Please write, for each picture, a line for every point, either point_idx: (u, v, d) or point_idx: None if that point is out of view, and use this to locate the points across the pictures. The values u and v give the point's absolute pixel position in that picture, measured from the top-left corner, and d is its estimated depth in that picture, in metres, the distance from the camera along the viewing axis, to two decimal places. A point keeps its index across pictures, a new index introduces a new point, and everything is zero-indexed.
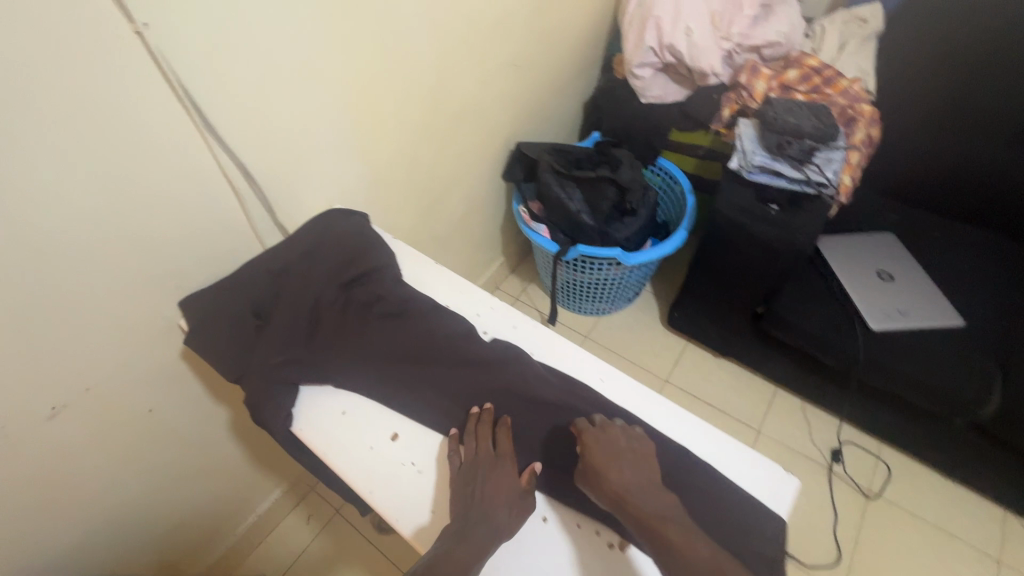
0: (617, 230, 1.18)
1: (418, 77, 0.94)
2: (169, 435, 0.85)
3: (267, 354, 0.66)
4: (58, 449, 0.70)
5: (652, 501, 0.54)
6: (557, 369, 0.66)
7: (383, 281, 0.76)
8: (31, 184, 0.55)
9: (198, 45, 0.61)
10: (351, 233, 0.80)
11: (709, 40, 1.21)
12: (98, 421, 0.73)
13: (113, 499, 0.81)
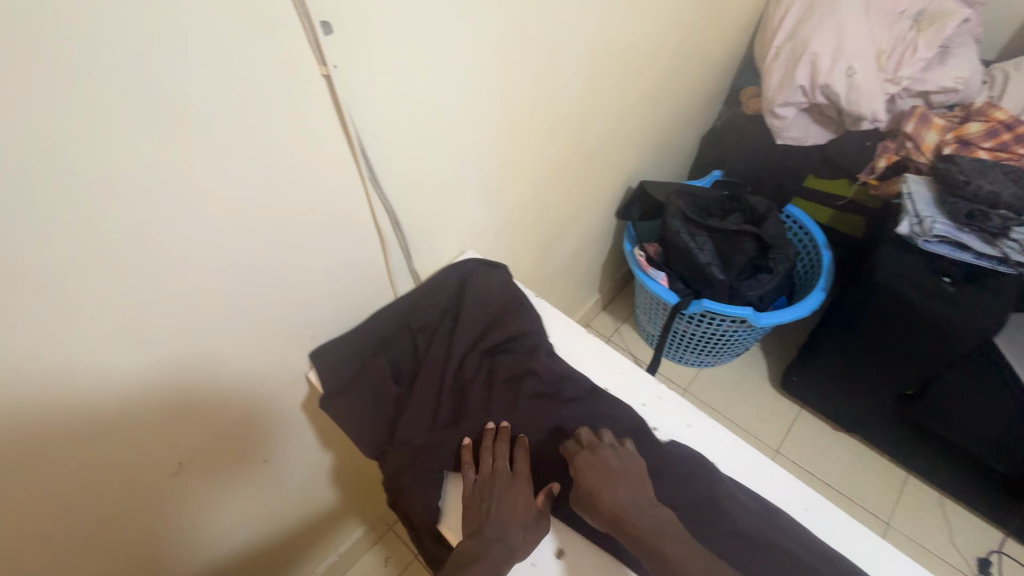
0: (749, 288, 1.06)
1: (566, 114, 0.86)
2: (253, 422, 0.68)
3: (411, 434, 0.63)
4: (120, 429, 0.53)
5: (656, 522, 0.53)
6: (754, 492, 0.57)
7: (531, 353, 0.68)
8: (201, 236, 0.50)
9: (379, 88, 0.55)
10: (495, 292, 0.74)
11: (873, 82, 1.07)
12: (178, 396, 0.56)
13: (183, 496, 0.65)
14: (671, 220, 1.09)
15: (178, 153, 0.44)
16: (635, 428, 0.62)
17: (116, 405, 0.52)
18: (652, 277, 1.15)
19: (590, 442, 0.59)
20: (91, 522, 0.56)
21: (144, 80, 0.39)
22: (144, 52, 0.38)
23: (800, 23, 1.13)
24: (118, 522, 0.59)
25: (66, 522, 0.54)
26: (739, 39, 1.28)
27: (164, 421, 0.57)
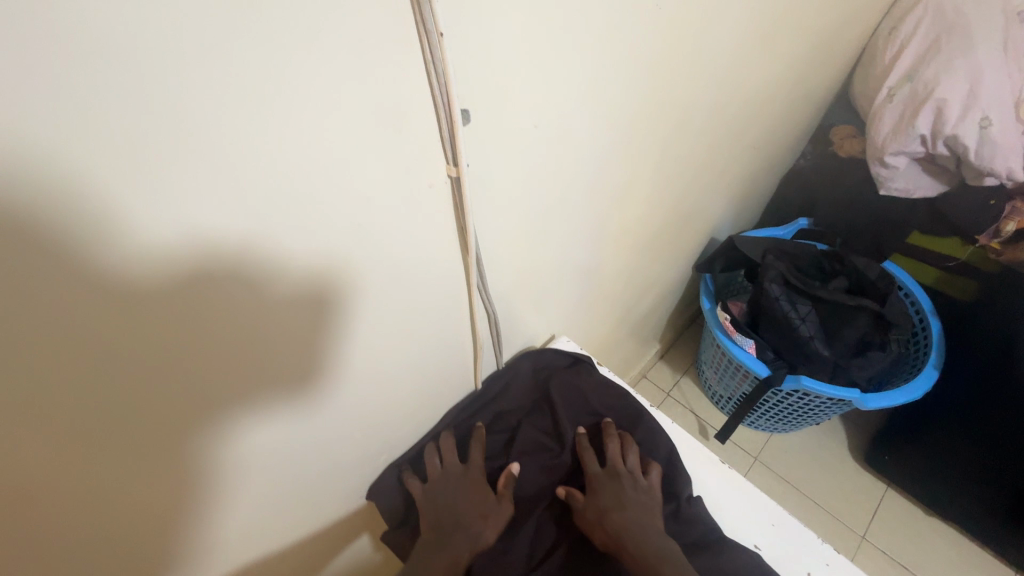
0: (856, 368, 0.92)
1: (676, 177, 0.75)
2: (322, 359, 0.43)
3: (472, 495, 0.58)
4: (121, 303, 0.28)
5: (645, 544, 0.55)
6: None
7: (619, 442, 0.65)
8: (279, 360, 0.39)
9: (507, 177, 0.44)
10: (591, 388, 0.70)
11: (1012, 135, 0.92)
12: (216, 272, 0.31)
13: (207, 451, 0.39)
14: (768, 284, 0.96)
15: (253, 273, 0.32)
16: None
17: (109, 258, 0.26)
18: (738, 344, 1.02)
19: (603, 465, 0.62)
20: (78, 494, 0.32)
21: (217, 202, 0.28)
22: (228, 166, 0.27)
23: (921, 63, 1.00)
24: (89, 481, 0.33)
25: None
26: (839, 75, 1.14)
27: (194, 302, 0.31)
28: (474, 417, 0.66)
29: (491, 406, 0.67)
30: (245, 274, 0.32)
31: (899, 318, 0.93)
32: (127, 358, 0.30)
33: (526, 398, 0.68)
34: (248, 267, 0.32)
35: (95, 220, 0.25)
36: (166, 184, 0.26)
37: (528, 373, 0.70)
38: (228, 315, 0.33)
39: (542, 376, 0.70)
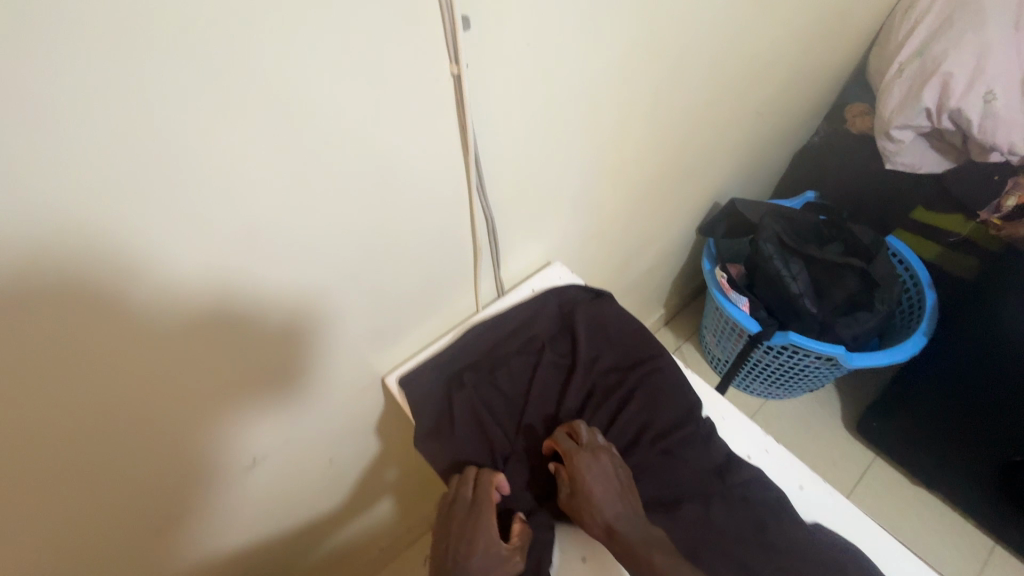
0: (844, 327, 0.97)
1: (672, 127, 0.81)
2: (293, 363, 0.56)
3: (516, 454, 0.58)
4: (134, 314, 0.41)
5: (686, 529, 0.52)
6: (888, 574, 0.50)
7: (662, 387, 0.62)
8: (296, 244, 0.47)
9: (501, 90, 0.52)
10: (614, 321, 0.68)
11: (1017, 110, 0.95)
12: (209, 301, 0.45)
13: (197, 420, 0.52)
14: (763, 243, 1.01)
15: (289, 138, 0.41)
16: (774, 501, 0.53)
17: (126, 285, 0.39)
18: (732, 302, 1.07)
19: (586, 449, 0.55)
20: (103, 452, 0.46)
21: (263, 59, 0.36)
22: (262, 24, 0.35)
23: (932, 39, 1.02)
24: (109, 439, 0.46)
25: (38, 434, 0.41)
26: (855, 51, 1.17)
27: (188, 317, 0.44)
28: (499, 341, 0.67)
29: (522, 334, 0.68)
30: (276, 131, 0.40)
31: (889, 279, 0.96)
32: (191, 183, 0.38)
33: (551, 330, 0.68)
34: (281, 125, 0.40)
35: (183, 56, 0.33)
36: (228, 38, 0.34)
37: (553, 307, 0.70)
38: (216, 317, 0.46)
39: (566, 310, 0.69)
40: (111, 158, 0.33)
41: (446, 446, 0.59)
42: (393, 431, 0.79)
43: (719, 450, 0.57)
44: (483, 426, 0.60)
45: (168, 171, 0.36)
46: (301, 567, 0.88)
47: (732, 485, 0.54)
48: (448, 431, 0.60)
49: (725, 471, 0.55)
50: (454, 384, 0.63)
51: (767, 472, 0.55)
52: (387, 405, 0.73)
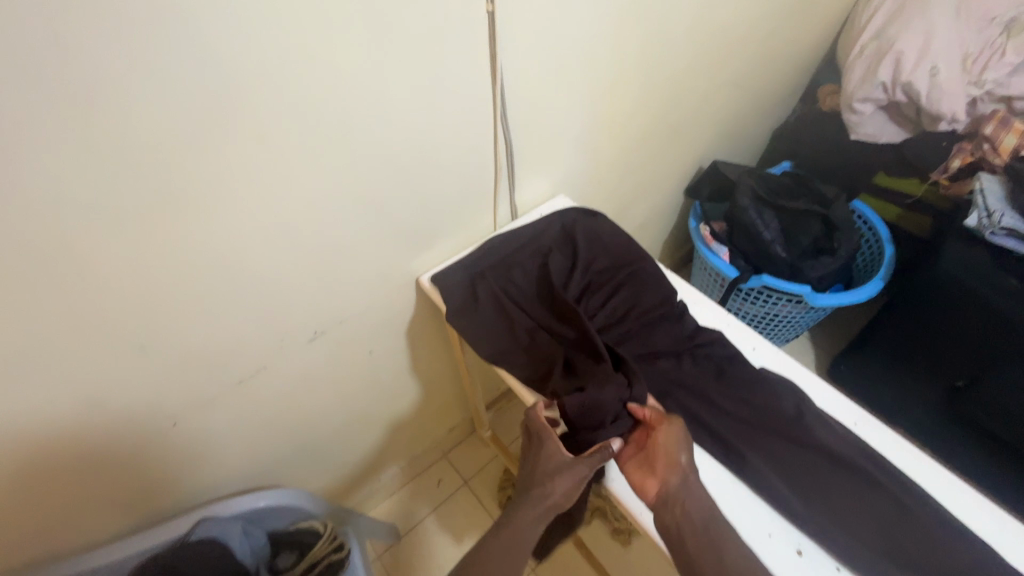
0: (810, 268, 1.11)
1: (661, 85, 0.96)
2: (149, 449, 0.68)
3: (532, 338, 0.70)
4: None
5: (661, 376, 0.66)
6: (824, 414, 0.61)
7: (645, 283, 0.75)
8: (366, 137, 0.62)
9: (521, 31, 0.67)
10: (607, 234, 0.81)
11: (957, 82, 1.10)
12: (63, 422, 0.58)
13: (63, 497, 0.63)
14: (740, 197, 1.16)
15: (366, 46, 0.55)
16: (731, 355, 0.66)
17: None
18: (714, 252, 1.22)
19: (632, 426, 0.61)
20: None
21: None
22: None
23: (888, 23, 1.18)
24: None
25: None
26: (825, 37, 1.33)
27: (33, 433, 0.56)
28: (512, 247, 0.80)
29: (530, 244, 0.81)
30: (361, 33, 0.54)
31: (848, 224, 1.10)
32: (301, 60, 0.52)
33: (556, 240, 0.81)
34: (365, 33, 0.54)
35: None
36: None
37: (557, 225, 0.83)
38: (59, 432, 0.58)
39: (567, 227, 0.83)
40: (259, 30, 0.48)
41: (470, 319, 0.72)
42: (419, 335, 0.93)
43: (690, 324, 0.70)
44: (502, 306, 0.74)
45: (291, 47, 0.51)
46: (334, 466, 1.02)
47: (698, 345, 0.68)
48: (472, 308, 0.73)
49: (695, 336, 0.68)
50: (475, 275, 0.76)
51: (728, 338, 0.69)
52: (416, 307, 0.87)
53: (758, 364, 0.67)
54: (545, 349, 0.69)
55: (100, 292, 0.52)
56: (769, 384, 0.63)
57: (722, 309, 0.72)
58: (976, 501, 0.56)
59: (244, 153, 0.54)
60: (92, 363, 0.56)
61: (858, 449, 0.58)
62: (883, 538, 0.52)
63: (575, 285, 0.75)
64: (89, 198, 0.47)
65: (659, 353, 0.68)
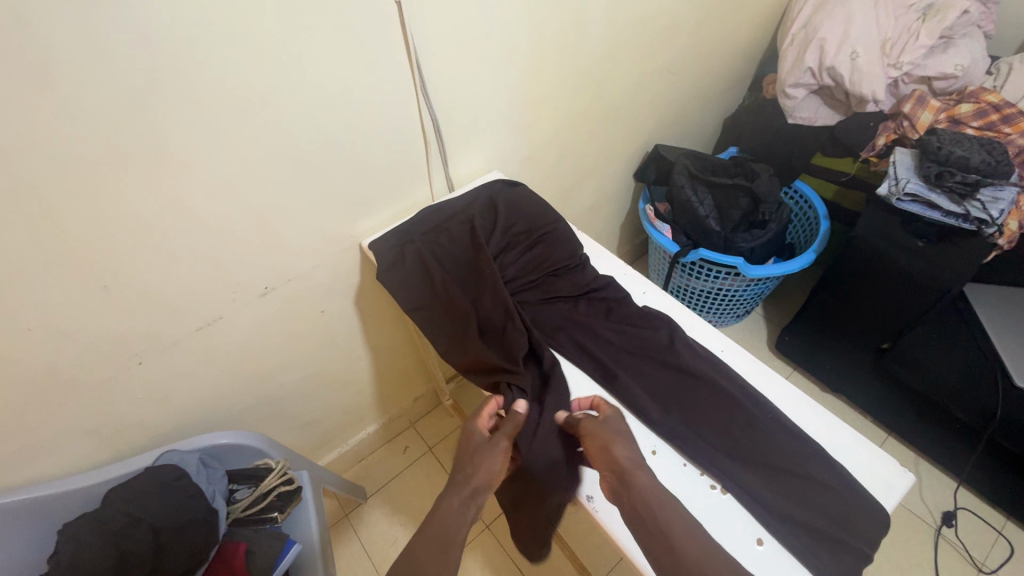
0: (742, 240, 1.20)
1: (586, 71, 1.06)
2: (112, 397, 0.78)
3: (449, 287, 0.79)
4: None
5: (557, 314, 0.75)
6: (695, 344, 0.68)
7: (555, 241, 0.84)
8: (296, 110, 0.72)
9: (433, 19, 0.77)
10: (527, 200, 0.90)
11: (876, 65, 1.18)
12: (30, 373, 0.69)
13: (30, 439, 0.74)
14: (677, 176, 1.25)
15: (289, 31, 0.66)
16: (619, 298, 0.75)
17: None
18: (657, 230, 1.30)
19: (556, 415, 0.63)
20: None
21: None
22: None
23: (813, 13, 1.26)
24: None
25: None
26: (763, 29, 1.41)
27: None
28: (442, 215, 0.89)
29: (458, 209, 0.90)
30: (282, 20, 0.65)
31: (774, 198, 1.18)
32: (231, 42, 0.62)
33: (481, 206, 0.90)
34: (288, 21, 0.65)
35: None
36: None
37: (484, 193, 0.93)
38: (21, 383, 0.69)
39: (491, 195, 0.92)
40: (190, 16, 0.58)
41: (395, 272, 0.80)
42: (368, 299, 1.03)
43: (590, 274, 0.80)
44: (425, 264, 0.81)
45: (221, 30, 0.61)
46: (297, 424, 1.11)
47: (594, 291, 0.77)
48: (399, 266, 0.81)
49: (593, 285, 0.77)
50: (405, 238, 0.85)
51: (620, 283, 0.78)
52: (361, 271, 0.97)
53: (646, 303, 0.76)
54: (456, 305, 0.77)
55: (62, 243, 0.63)
56: (650, 319, 0.72)
57: (618, 259, 0.81)
58: (817, 412, 0.62)
59: (185, 120, 0.64)
60: (59, 301, 0.66)
61: (717, 370, 0.65)
62: (728, 439, 0.60)
63: (493, 243, 0.83)
64: (50, 158, 0.57)
65: (561, 300, 0.77)
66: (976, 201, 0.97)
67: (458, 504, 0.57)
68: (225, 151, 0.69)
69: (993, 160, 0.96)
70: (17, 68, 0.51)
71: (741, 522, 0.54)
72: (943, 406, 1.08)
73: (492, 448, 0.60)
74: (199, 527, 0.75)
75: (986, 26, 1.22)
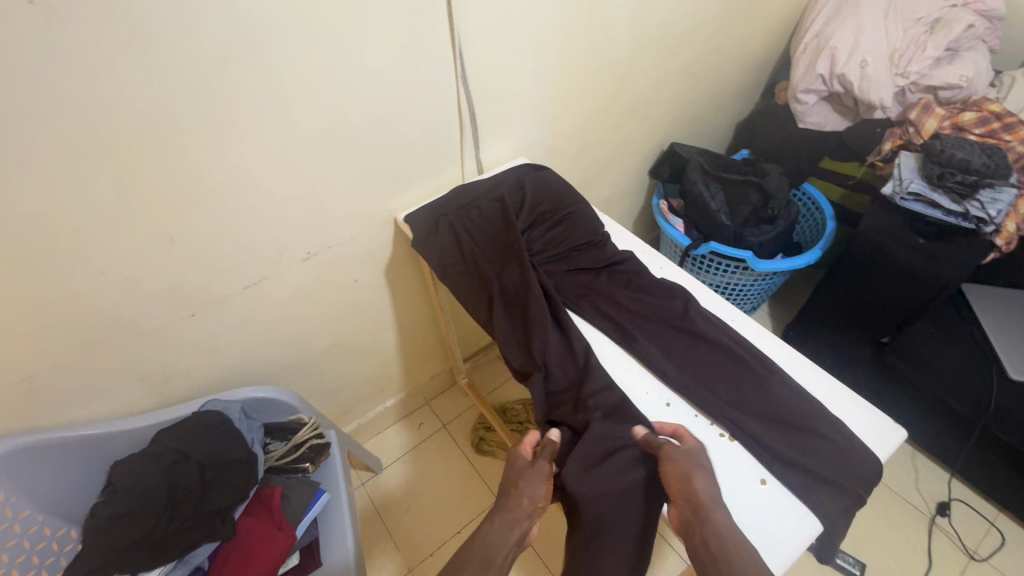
0: (751, 235, 1.26)
1: (610, 67, 1.13)
2: (165, 345, 0.85)
3: (482, 257, 0.84)
4: (37, 315, 0.70)
5: (579, 284, 0.81)
6: (710, 314, 0.74)
7: (578, 220, 0.90)
8: (350, 86, 0.79)
9: (476, 10, 0.84)
10: (552, 182, 0.97)
11: (884, 73, 1.24)
12: (97, 315, 0.76)
13: (90, 379, 0.81)
14: (691, 172, 1.31)
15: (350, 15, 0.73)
16: (637, 272, 0.81)
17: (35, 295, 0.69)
18: (670, 224, 1.37)
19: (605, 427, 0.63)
20: (20, 396, 0.75)
21: None
22: None
23: (826, 24, 1.33)
24: (21, 389, 0.75)
25: None
26: (778, 37, 1.48)
27: (70, 323, 0.74)
28: (472, 194, 0.96)
29: (488, 189, 0.96)
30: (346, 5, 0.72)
31: (783, 194, 1.24)
32: (300, 22, 0.69)
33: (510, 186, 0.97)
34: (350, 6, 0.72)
35: None
36: None
37: (513, 175, 0.99)
38: (88, 324, 0.76)
39: (519, 177, 0.98)
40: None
41: (430, 241, 0.87)
42: (397, 273, 1.10)
43: (612, 251, 0.85)
44: (457, 236, 0.87)
45: (292, 10, 0.68)
46: (323, 390, 1.18)
47: (615, 267, 0.83)
48: (433, 236, 0.87)
49: (614, 262, 0.83)
50: (439, 212, 0.91)
51: (639, 258, 0.84)
52: (394, 244, 1.04)
53: (664, 277, 0.82)
54: (484, 277, 0.82)
55: (137, 195, 0.70)
56: (667, 292, 0.77)
57: (636, 236, 0.87)
58: (818, 374, 0.68)
59: (255, 91, 0.71)
60: (131, 249, 0.73)
61: (729, 336, 0.71)
62: (735, 393, 0.66)
63: (522, 220, 0.89)
64: (137, 117, 0.64)
65: (584, 274, 0.83)
66: (976, 201, 1.01)
67: (500, 524, 0.56)
68: (285, 121, 0.76)
69: (991, 163, 1.02)
70: (121, 33, 0.58)
71: (747, 465, 0.60)
72: (939, 398, 1.13)
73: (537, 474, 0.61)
74: (240, 470, 0.81)
75: (992, 41, 1.28)
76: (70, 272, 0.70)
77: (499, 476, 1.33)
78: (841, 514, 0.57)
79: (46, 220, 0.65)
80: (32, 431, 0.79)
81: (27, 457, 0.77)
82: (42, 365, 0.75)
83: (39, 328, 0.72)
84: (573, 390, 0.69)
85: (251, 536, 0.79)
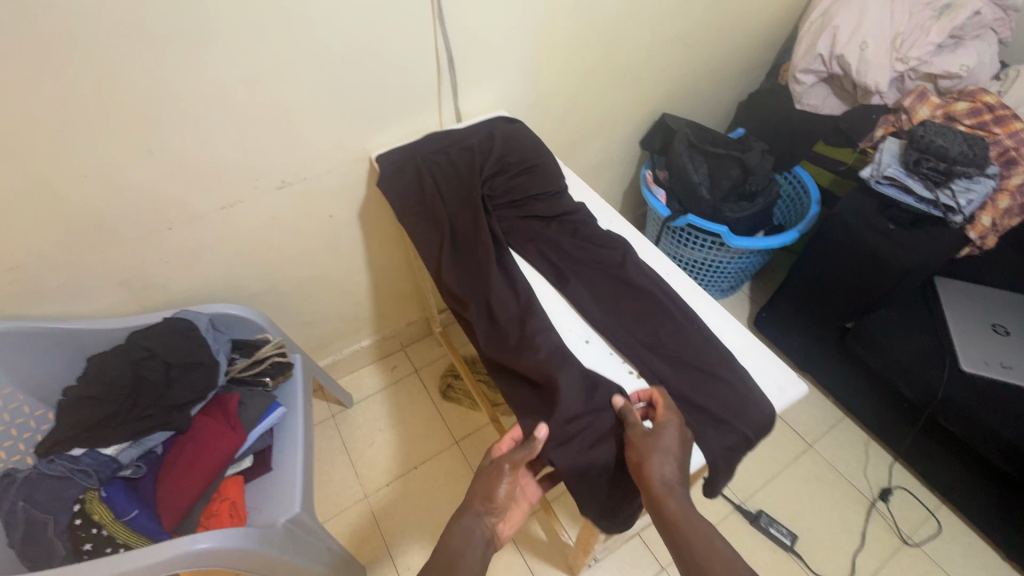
0: (728, 210, 1.27)
1: (599, 28, 1.13)
2: (142, 254, 0.91)
3: (440, 197, 0.88)
4: (20, 209, 0.76)
5: (530, 230, 0.85)
6: (645, 265, 0.77)
7: (540, 170, 0.93)
8: (327, 20, 0.82)
9: None
10: (522, 134, 0.99)
11: (883, 57, 1.22)
12: (76, 216, 0.81)
13: (70, 277, 0.87)
14: (676, 143, 1.31)
15: None
16: (585, 222, 0.84)
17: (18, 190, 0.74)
18: (652, 194, 1.37)
19: (532, 363, 0.66)
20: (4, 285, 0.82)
21: None
22: None
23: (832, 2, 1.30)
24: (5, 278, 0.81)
25: None
26: (786, 14, 1.45)
27: (51, 221, 0.80)
28: (444, 141, 0.98)
29: (457, 136, 0.99)
30: None
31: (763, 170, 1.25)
32: None
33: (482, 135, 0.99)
34: None
35: None
36: None
37: (485, 126, 1.02)
38: (68, 223, 0.81)
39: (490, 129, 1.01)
40: None
41: (394, 177, 0.90)
42: (372, 214, 1.14)
43: (567, 202, 0.88)
44: (421, 176, 0.90)
45: None
46: (297, 321, 1.24)
47: (567, 217, 0.86)
48: (397, 174, 0.91)
49: (567, 213, 0.86)
50: (409, 154, 0.95)
51: (590, 211, 0.87)
52: (368, 183, 1.08)
53: (610, 230, 0.85)
54: (437, 218, 0.86)
55: (115, 105, 0.74)
56: (609, 242, 0.80)
57: (591, 190, 0.90)
58: (735, 328, 0.71)
59: (231, 15, 0.74)
60: (110, 156, 0.78)
61: (657, 285, 0.74)
62: (653, 336, 0.70)
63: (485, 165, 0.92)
64: (116, 28, 0.68)
65: (534, 221, 0.86)
66: (947, 190, 1.01)
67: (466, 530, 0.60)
68: (260, 48, 0.79)
69: (970, 152, 1.01)
70: None
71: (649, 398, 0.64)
72: (893, 384, 1.14)
73: (494, 473, 0.62)
74: (202, 371, 0.88)
75: (1003, 32, 1.23)
76: (51, 171, 0.75)
77: (460, 422, 1.39)
78: (728, 450, 0.61)
79: (28, 118, 0.69)
80: (16, 318, 0.86)
81: (8, 340, 0.84)
82: (26, 258, 0.81)
83: (25, 221, 0.78)
84: (510, 321, 0.73)
85: (205, 430, 0.86)
